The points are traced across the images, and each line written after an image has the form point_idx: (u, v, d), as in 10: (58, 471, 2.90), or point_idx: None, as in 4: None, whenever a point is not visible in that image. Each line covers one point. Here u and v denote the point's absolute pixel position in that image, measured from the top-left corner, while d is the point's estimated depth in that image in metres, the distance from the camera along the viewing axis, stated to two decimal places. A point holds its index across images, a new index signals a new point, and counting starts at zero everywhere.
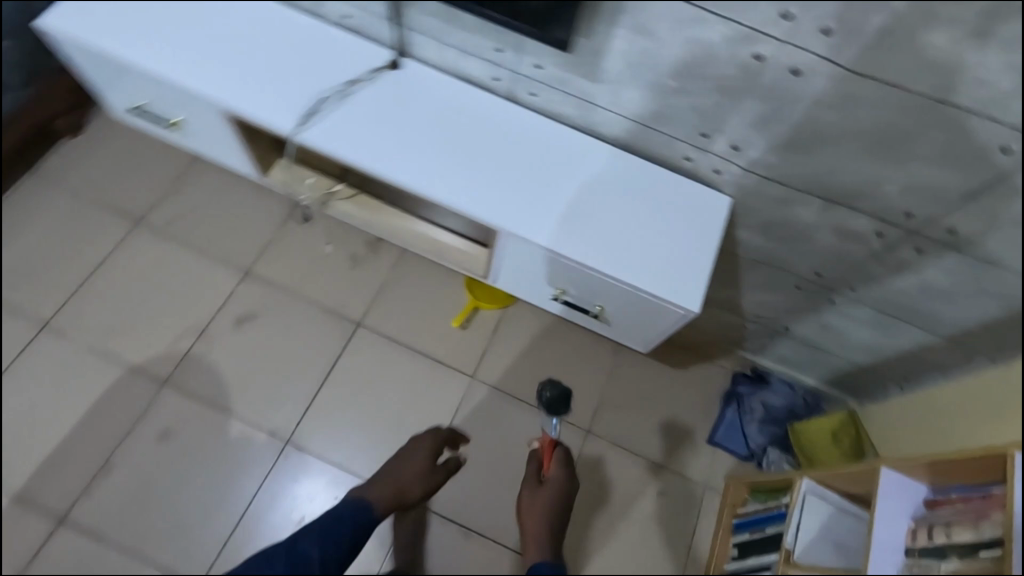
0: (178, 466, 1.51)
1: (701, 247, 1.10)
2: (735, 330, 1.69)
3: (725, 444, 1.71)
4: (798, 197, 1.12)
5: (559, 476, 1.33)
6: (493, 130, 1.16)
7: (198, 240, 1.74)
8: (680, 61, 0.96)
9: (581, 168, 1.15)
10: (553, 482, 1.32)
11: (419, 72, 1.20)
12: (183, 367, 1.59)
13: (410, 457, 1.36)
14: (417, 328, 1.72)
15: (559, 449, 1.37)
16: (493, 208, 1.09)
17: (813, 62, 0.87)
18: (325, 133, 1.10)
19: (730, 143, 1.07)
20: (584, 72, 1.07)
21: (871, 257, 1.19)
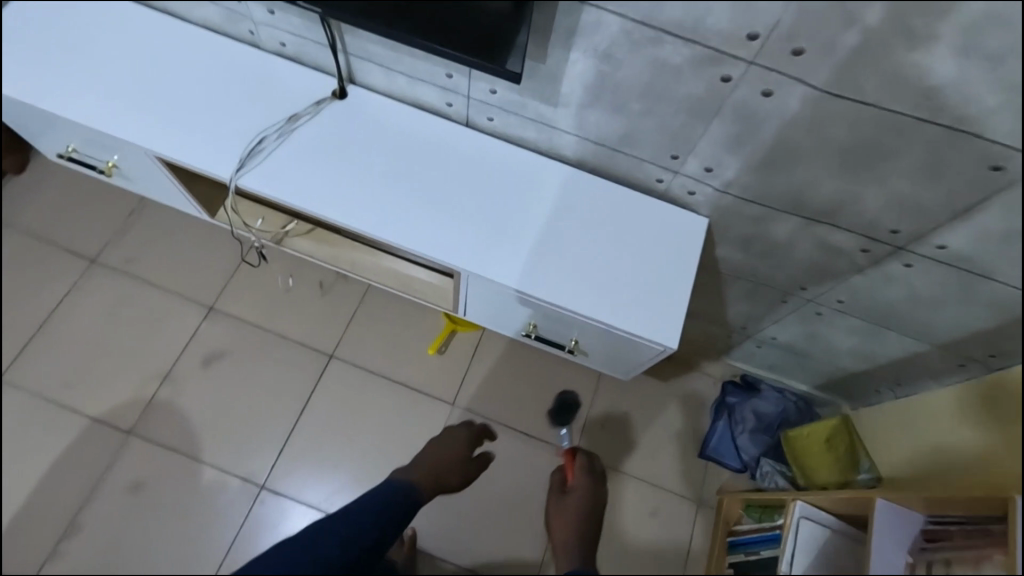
0: (148, 521, 1.44)
1: (675, 276, 1.03)
2: (721, 340, 1.63)
3: (715, 457, 1.67)
4: (777, 216, 1.05)
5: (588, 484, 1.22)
6: (448, 160, 1.09)
7: (158, 278, 1.66)
8: (642, 84, 0.88)
9: (543, 196, 1.08)
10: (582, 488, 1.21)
11: (368, 101, 1.12)
12: (147, 415, 1.52)
13: (452, 440, 1.30)
14: (393, 357, 1.65)
15: (582, 459, 1.29)
16: (450, 248, 1.01)
17: (784, 83, 0.79)
18: (265, 177, 1.03)
19: (702, 165, 0.99)
20: (541, 96, 0.99)
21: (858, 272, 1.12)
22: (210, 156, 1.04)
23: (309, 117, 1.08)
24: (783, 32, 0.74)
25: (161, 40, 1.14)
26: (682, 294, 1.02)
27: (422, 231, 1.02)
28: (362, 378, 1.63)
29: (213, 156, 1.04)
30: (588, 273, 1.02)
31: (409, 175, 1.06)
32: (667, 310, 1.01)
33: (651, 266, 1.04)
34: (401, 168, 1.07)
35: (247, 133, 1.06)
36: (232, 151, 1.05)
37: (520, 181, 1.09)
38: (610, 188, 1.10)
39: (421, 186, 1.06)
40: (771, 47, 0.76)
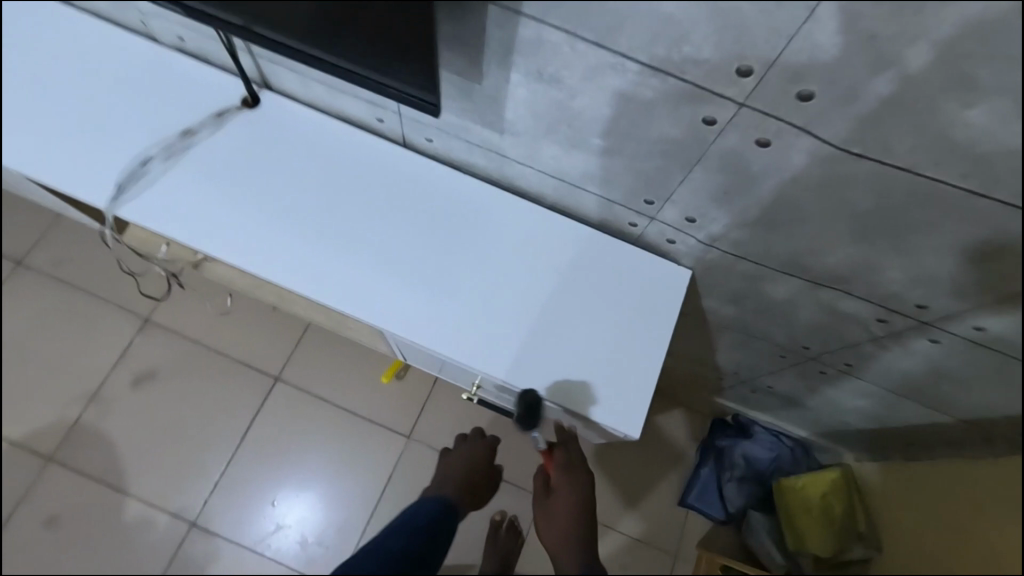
0: (68, 556, 1.33)
1: (644, 343, 0.82)
2: (711, 380, 1.45)
3: (699, 506, 1.50)
4: (775, 275, 0.85)
5: (572, 475, 0.92)
6: (376, 187, 0.89)
7: (88, 285, 1.50)
8: (604, 117, 0.69)
9: (488, 235, 0.88)
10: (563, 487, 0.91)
11: (286, 111, 0.93)
12: (72, 438, 1.40)
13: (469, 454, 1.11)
14: (344, 381, 1.49)
15: (561, 450, 0.94)
16: (365, 300, 0.83)
17: (785, 132, 0.59)
18: (148, 205, 0.85)
19: (682, 213, 0.80)
20: (484, 121, 0.79)
21: (872, 342, 0.92)
22: (81, 174, 0.86)
23: (209, 131, 0.89)
24: (785, 69, 0.54)
25: (67, 30, 0.96)
26: (651, 365, 0.81)
27: (333, 277, 0.83)
28: (308, 405, 1.47)
29: (88, 177, 0.86)
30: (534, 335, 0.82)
31: (323, 205, 0.87)
32: (631, 387, 0.80)
33: (613, 328, 0.83)
34: (316, 197, 0.88)
35: (134, 148, 0.88)
36: (112, 172, 0.87)
37: (462, 215, 0.89)
38: (573, 227, 0.90)
39: (338, 220, 0.87)
40: (770, 87, 0.56)
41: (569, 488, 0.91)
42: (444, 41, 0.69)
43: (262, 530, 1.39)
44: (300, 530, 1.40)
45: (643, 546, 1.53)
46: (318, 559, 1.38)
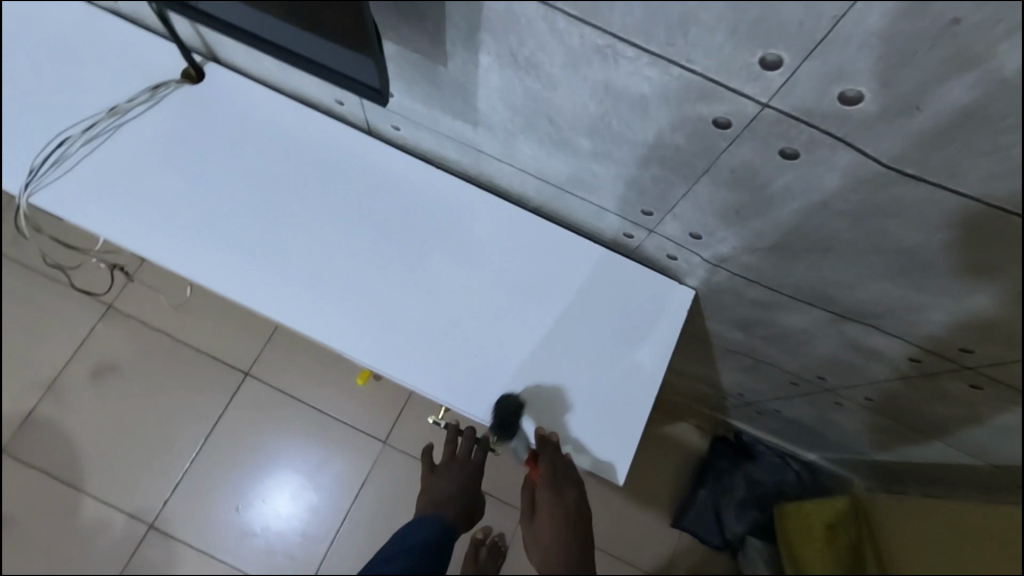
0: (17, 555, 1.26)
1: (634, 379, 0.71)
2: (712, 398, 1.33)
3: (693, 531, 1.39)
4: (791, 304, 0.72)
5: (562, 489, 0.64)
6: (333, 181, 0.77)
7: (47, 267, 1.41)
8: (590, 112, 0.56)
9: (458, 242, 0.76)
10: (547, 503, 0.62)
11: (235, 89, 0.80)
12: (26, 431, 1.32)
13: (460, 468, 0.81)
14: (317, 381, 1.39)
15: (546, 459, 0.66)
16: (310, 312, 0.71)
17: (818, 143, 0.46)
18: (67, 194, 0.73)
19: (685, 228, 0.67)
20: (453, 111, 0.67)
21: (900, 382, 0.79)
22: None
23: (140, 110, 0.78)
24: (823, 63, 0.41)
25: None
26: (643, 406, 0.70)
27: (275, 284, 0.72)
28: (277, 405, 1.37)
29: None
30: (505, 364, 0.71)
31: (269, 201, 0.75)
32: (614, 431, 0.69)
33: (599, 358, 0.72)
34: (262, 191, 0.76)
35: (53, 128, 0.76)
36: (27, 154, 0.75)
37: (430, 217, 0.77)
38: (558, 235, 0.77)
39: (286, 219, 0.75)
40: (801, 86, 0.43)
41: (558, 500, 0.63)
42: (397, 12, 0.56)
43: (224, 534, 1.31)
44: (265, 538, 1.31)
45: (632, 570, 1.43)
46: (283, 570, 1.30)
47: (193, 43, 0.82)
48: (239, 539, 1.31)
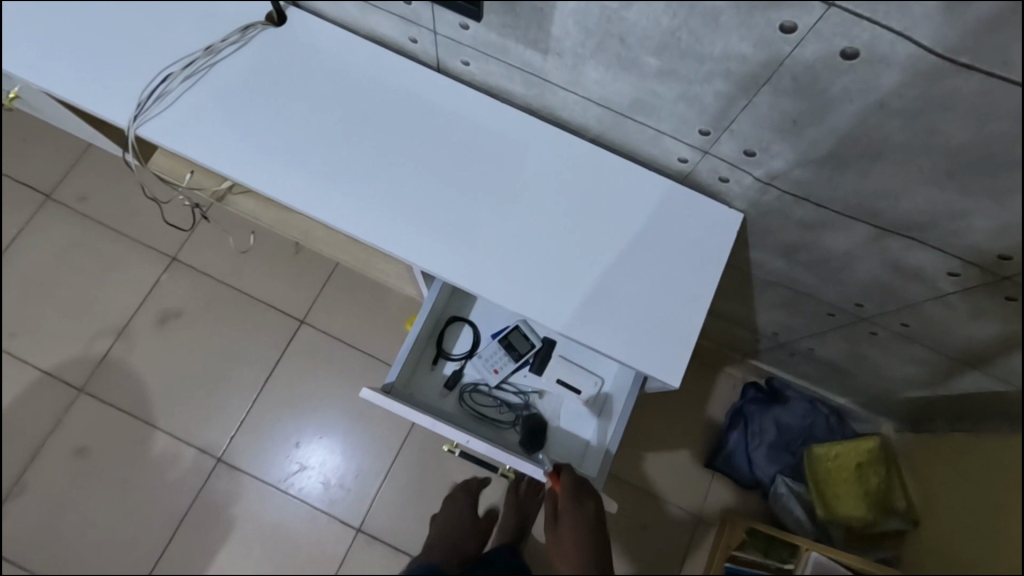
0: (98, 483, 1.37)
1: (664, 337, 0.76)
2: (746, 341, 1.39)
3: (725, 470, 1.48)
4: (837, 221, 0.78)
5: (580, 502, 0.81)
6: (407, 113, 0.84)
7: (116, 221, 1.50)
8: (662, 28, 0.62)
9: (524, 170, 0.83)
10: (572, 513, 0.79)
11: (317, 32, 0.88)
12: (101, 372, 1.42)
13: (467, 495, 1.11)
14: (367, 328, 1.47)
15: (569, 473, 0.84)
16: (390, 229, 0.78)
17: (879, 41, 0.52)
18: (171, 126, 0.81)
19: (740, 146, 0.73)
20: (527, 40, 0.73)
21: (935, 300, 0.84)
22: (97, 90, 0.83)
23: (231, 50, 0.85)
24: None
25: None
26: (695, 320, 0.77)
27: (358, 205, 0.79)
28: (331, 349, 1.46)
29: (106, 94, 0.83)
30: (565, 280, 0.78)
31: (350, 132, 0.83)
32: (667, 345, 0.75)
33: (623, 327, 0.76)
34: (345, 123, 0.83)
35: (154, 66, 0.84)
36: (131, 89, 0.83)
37: (497, 148, 0.84)
38: (616, 162, 0.84)
39: (367, 147, 0.82)
40: None
41: (577, 516, 0.79)
42: None
43: (283, 470, 1.40)
44: (322, 473, 1.40)
45: (668, 509, 1.50)
46: (340, 502, 1.39)
47: None
48: (296, 474, 1.40)
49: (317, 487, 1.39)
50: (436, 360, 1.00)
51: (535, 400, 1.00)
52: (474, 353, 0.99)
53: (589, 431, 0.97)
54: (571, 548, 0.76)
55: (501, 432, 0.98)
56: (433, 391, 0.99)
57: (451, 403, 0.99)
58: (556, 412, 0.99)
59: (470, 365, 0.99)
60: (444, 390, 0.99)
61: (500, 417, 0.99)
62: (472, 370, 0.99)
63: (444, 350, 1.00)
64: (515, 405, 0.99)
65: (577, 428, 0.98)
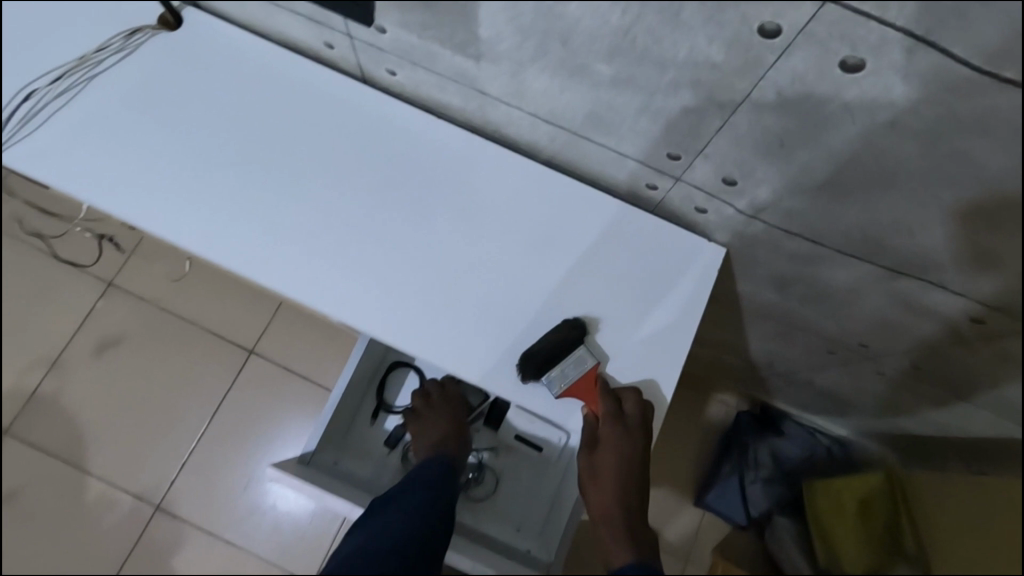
0: (24, 534, 1.24)
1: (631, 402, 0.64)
2: (737, 368, 1.26)
3: (717, 508, 1.33)
4: (836, 258, 0.64)
5: (629, 438, 0.62)
6: (325, 135, 0.72)
7: (47, 243, 1.37)
8: (609, 29, 0.48)
9: (463, 200, 0.70)
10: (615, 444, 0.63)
11: (221, 37, 0.75)
12: (29, 410, 1.29)
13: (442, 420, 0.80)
14: (322, 358, 1.34)
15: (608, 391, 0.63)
16: (302, 277, 0.66)
17: (890, 45, 0.39)
18: (39, 151, 0.69)
19: (717, 173, 0.60)
20: (454, 44, 0.60)
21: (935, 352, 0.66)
22: None
23: (115, 59, 0.72)
24: None
25: None
26: (658, 387, 0.65)
27: (263, 245, 0.67)
28: (282, 380, 1.33)
29: None
30: (512, 334, 0.65)
31: (258, 159, 0.70)
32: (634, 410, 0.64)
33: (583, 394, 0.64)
34: (251, 147, 0.71)
35: (18, 79, 0.71)
36: None
37: (432, 174, 0.71)
38: (572, 187, 0.71)
39: (276, 177, 0.70)
40: None
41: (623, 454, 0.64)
42: None
43: (228, 518, 1.27)
44: (272, 518, 1.27)
45: None
46: (291, 550, 1.25)
47: None
48: (242, 518, 1.27)
49: (265, 536, 1.26)
50: (376, 413, 0.87)
51: (491, 459, 0.86)
52: None
53: (549, 495, 0.84)
54: (608, 483, 0.65)
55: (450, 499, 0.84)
56: (375, 449, 0.86)
57: (394, 463, 0.86)
58: (515, 472, 0.86)
59: None
60: (388, 449, 0.86)
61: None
62: None
63: (386, 401, 0.88)
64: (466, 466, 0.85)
65: (537, 492, 0.84)
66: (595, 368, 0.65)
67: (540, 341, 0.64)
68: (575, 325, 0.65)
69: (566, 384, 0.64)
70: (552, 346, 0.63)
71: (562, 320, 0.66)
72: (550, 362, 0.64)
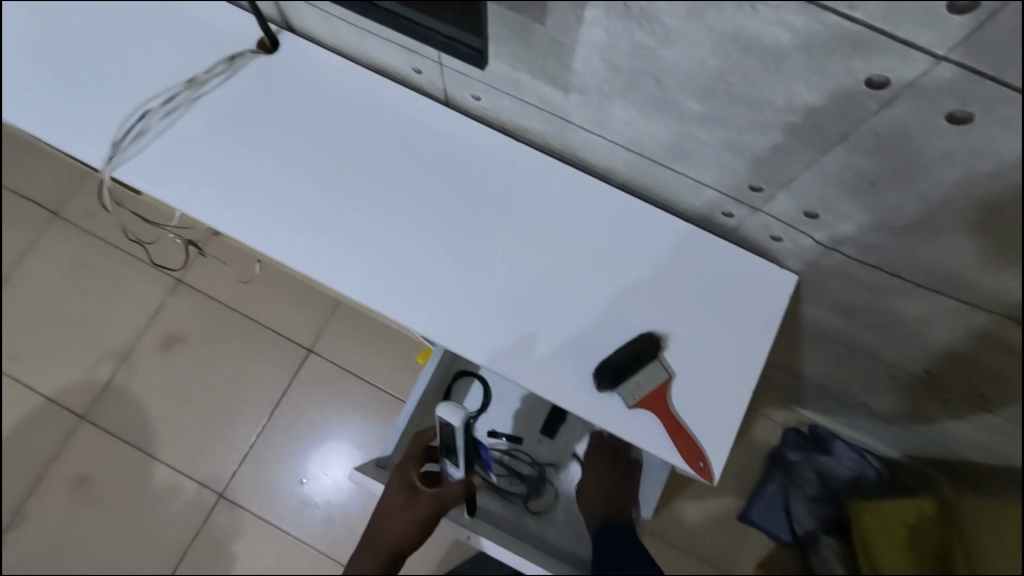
0: (95, 515, 1.32)
1: (701, 422, 0.66)
2: (789, 387, 1.26)
3: (760, 523, 1.32)
4: (912, 291, 0.64)
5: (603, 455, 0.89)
6: (408, 154, 0.75)
7: (122, 241, 1.45)
8: (707, 70, 0.50)
9: (541, 221, 0.73)
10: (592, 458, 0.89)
11: (313, 59, 0.79)
12: (103, 399, 1.37)
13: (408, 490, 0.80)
14: (377, 359, 1.39)
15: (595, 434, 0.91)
16: (385, 290, 0.70)
17: (1001, 103, 0.39)
18: (149, 166, 0.74)
19: (798, 205, 0.61)
20: (543, 75, 0.62)
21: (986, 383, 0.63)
22: (76, 128, 0.76)
23: (217, 80, 0.77)
24: None
25: None
26: (730, 413, 0.66)
27: (349, 260, 0.71)
28: (337, 379, 1.38)
29: (84, 132, 0.76)
30: (586, 351, 0.68)
31: (344, 174, 0.74)
32: (706, 430, 0.66)
33: (655, 417, 0.66)
34: (339, 164, 0.74)
35: (132, 100, 0.77)
36: (109, 126, 0.76)
37: (508, 194, 0.74)
38: (645, 210, 0.73)
39: (359, 191, 0.74)
40: (1001, 30, 0.36)
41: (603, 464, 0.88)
42: None
43: (283, 510, 1.32)
44: (326, 510, 1.32)
45: (697, 563, 1.37)
46: (343, 542, 1.31)
47: (269, 12, 0.81)
48: (295, 509, 1.32)
49: (319, 528, 1.31)
50: None
51: (552, 473, 0.90)
52: (484, 412, 0.91)
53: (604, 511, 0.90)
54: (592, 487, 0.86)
55: (511, 506, 0.89)
56: None
57: None
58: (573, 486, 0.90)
59: (479, 424, 0.92)
60: None
61: (512, 489, 0.90)
62: (482, 430, 0.91)
63: None
64: (528, 476, 0.90)
65: None
66: (666, 382, 0.66)
67: (616, 353, 0.66)
68: (650, 340, 0.67)
69: (639, 396, 0.65)
70: (626, 357, 0.66)
71: (635, 335, 0.68)
72: (626, 373, 0.66)
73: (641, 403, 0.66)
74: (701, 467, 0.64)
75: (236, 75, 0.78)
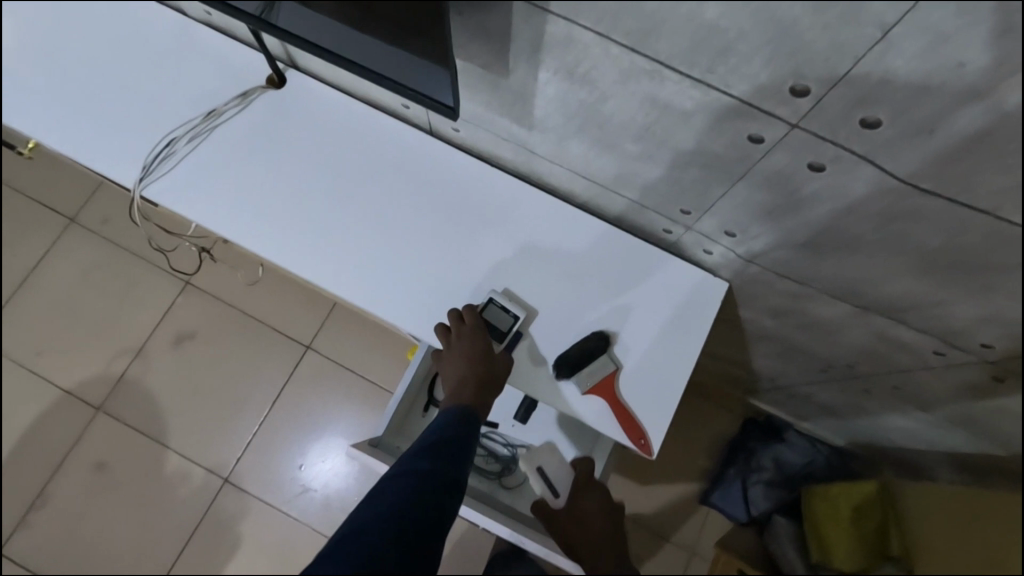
0: (110, 499, 1.43)
1: (644, 405, 0.78)
2: (745, 380, 1.38)
3: (720, 505, 1.43)
4: (817, 297, 0.77)
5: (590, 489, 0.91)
6: (398, 177, 0.87)
7: (133, 246, 1.56)
8: (637, 122, 0.63)
9: (511, 235, 0.85)
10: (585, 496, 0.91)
11: (316, 94, 0.91)
12: (117, 392, 1.48)
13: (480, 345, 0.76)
14: (369, 356, 1.51)
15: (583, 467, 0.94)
16: (378, 296, 0.82)
17: (843, 159, 0.52)
18: (174, 187, 0.86)
19: (721, 226, 0.74)
20: (511, 116, 0.74)
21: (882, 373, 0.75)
22: (109, 154, 0.88)
23: (233, 112, 0.89)
24: (846, 93, 0.47)
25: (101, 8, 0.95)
26: (668, 398, 0.78)
27: (347, 268, 0.83)
28: (333, 374, 1.50)
29: (116, 157, 0.88)
30: (548, 346, 0.80)
31: (342, 194, 0.86)
32: (647, 412, 0.78)
33: (604, 401, 0.78)
34: (338, 186, 0.86)
35: (159, 129, 0.89)
36: (138, 152, 0.88)
37: (484, 212, 0.86)
38: (601, 226, 0.86)
39: (356, 208, 0.86)
40: (831, 110, 0.49)
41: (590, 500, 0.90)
42: (468, 33, 0.64)
43: (284, 494, 1.44)
44: (323, 495, 1.44)
45: (664, 543, 1.50)
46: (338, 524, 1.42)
47: (277, 52, 0.93)
48: (296, 495, 1.44)
49: (317, 511, 1.43)
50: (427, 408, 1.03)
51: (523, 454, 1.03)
52: None
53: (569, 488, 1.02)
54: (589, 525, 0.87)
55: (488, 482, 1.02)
56: None
57: None
58: None
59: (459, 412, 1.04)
60: None
61: (489, 467, 1.04)
62: None
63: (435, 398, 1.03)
64: (502, 456, 1.03)
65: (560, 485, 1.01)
66: (615, 372, 0.78)
67: (572, 348, 0.79)
68: (601, 336, 0.79)
69: (591, 382, 0.78)
70: (580, 350, 0.78)
71: (590, 332, 0.80)
72: (580, 364, 0.78)
73: (592, 390, 0.78)
74: (642, 443, 0.76)
75: (248, 108, 0.90)
